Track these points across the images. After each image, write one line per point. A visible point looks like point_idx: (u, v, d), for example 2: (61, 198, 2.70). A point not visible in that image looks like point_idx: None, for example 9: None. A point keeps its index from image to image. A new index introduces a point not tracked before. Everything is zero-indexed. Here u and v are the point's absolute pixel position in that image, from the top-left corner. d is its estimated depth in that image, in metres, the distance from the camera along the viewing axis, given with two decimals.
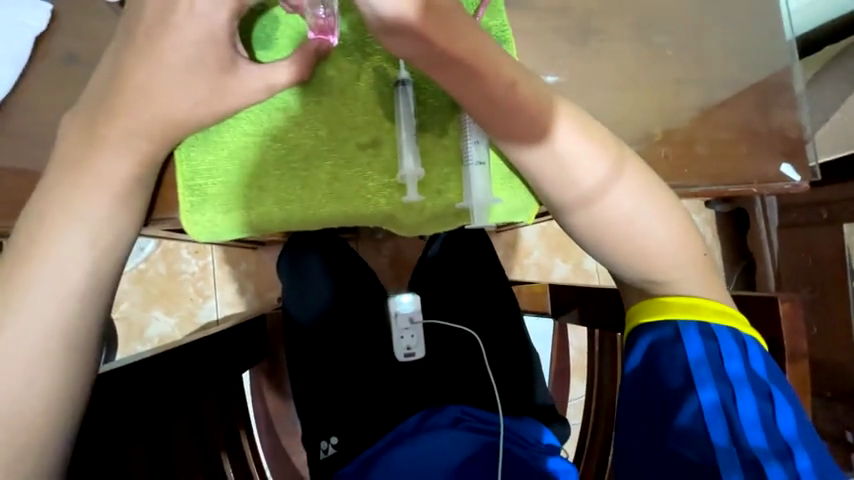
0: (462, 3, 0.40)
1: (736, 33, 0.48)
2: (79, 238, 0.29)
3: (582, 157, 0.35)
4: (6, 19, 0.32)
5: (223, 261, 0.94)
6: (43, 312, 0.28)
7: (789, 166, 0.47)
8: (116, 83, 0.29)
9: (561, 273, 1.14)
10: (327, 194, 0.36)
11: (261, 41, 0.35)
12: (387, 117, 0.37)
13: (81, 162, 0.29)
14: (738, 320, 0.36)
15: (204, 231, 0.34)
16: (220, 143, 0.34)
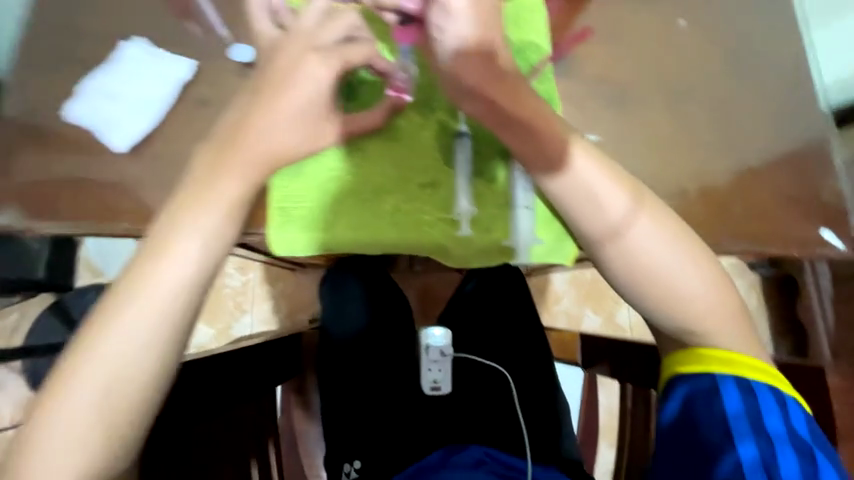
0: (519, 65, 0.46)
1: (772, 105, 0.51)
2: (191, 244, 0.35)
3: (606, 191, 0.38)
4: (161, 71, 0.41)
5: (263, 279, 1.08)
6: (153, 302, 0.33)
7: (829, 232, 0.48)
8: (242, 123, 0.37)
9: (590, 324, 1.13)
10: (390, 223, 0.42)
11: (348, 95, 0.42)
12: (448, 163, 0.43)
13: (201, 182, 0.35)
14: (779, 379, 0.37)
15: (287, 247, 0.41)
16: (306, 175, 0.41)
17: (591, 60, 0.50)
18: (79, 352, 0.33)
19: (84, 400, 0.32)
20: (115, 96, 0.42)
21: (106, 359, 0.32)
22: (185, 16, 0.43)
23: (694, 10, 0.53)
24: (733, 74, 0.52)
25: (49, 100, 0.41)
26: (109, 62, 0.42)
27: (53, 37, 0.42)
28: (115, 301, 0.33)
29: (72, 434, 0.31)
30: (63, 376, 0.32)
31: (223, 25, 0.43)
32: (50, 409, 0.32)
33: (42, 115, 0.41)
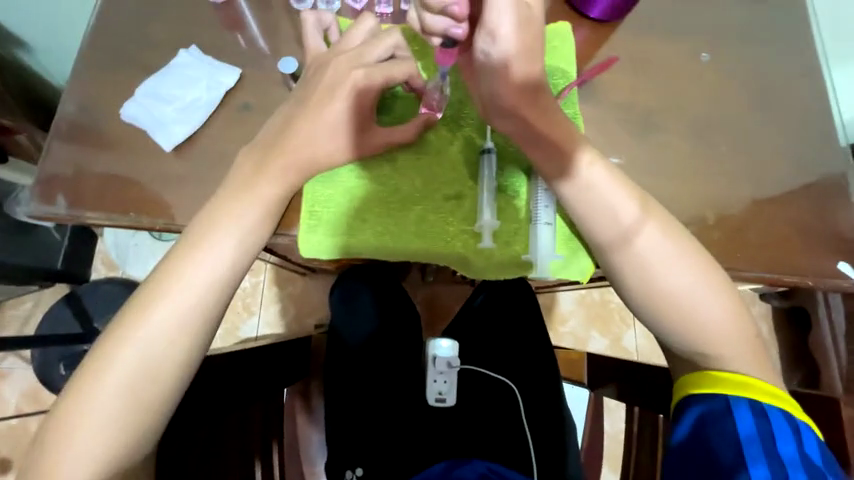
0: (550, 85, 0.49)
1: (790, 136, 0.52)
2: (228, 241, 0.38)
3: (623, 212, 0.40)
4: (208, 76, 0.44)
5: (272, 283, 1.09)
6: (192, 287, 0.37)
7: (846, 265, 0.49)
8: (284, 129, 0.40)
9: (596, 346, 1.12)
10: (415, 232, 0.43)
11: (385, 109, 0.45)
12: (472, 177, 0.44)
13: (245, 184, 0.39)
14: (789, 403, 0.37)
15: (315, 249, 0.43)
16: (338, 182, 0.43)
17: (614, 87, 0.51)
18: (118, 334, 0.36)
19: (120, 379, 0.35)
20: (164, 99, 0.44)
21: (145, 341, 0.36)
22: (236, 30, 0.47)
23: (716, 43, 0.54)
24: (754, 106, 0.53)
25: (106, 100, 0.44)
26: (164, 69, 0.45)
27: (114, 43, 0.46)
28: (156, 289, 0.37)
29: (110, 406, 0.34)
30: (103, 355, 0.35)
31: (271, 40, 0.47)
32: (92, 382, 0.35)
33: (100, 113, 0.44)
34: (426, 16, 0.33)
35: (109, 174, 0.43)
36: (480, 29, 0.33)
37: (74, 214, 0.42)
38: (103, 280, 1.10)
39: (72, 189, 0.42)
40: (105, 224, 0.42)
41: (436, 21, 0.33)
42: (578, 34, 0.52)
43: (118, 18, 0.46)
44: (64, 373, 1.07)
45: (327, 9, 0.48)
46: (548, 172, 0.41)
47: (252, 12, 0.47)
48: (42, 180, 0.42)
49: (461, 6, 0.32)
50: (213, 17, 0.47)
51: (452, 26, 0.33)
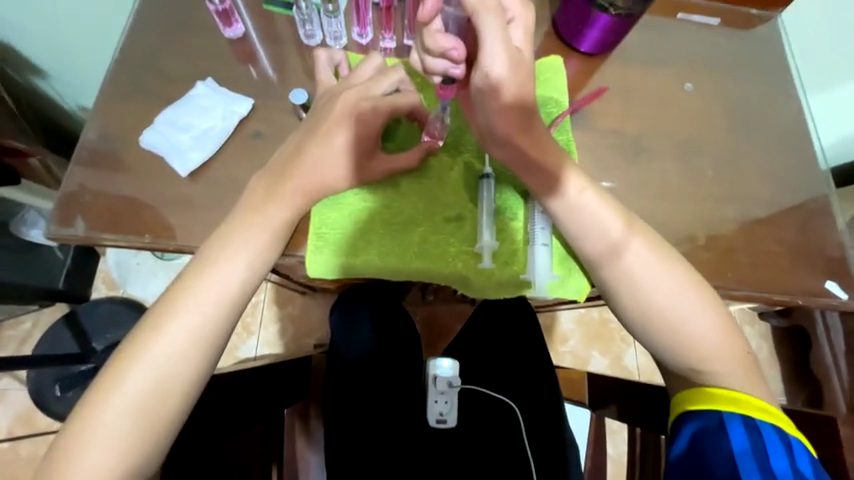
0: (542, 115, 0.52)
1: (773, 161, 0.55)
2: (240, 262, 0.41)
3: (615, 235, 0.43)
4: (223, 106, 0.47)
5: (273, 302, 1.10)
6: (204, 308, 0.39)
7: (833, 283, 0.51)
8: (293, 156, 0.42)
9: (598, 366, 1.12)
10: (418, 252, 0.45)
11: (388, 137, 0.47)
12: (472, 199, 0.47)
13: (257, 208, 0.41)
14: (782, 419, 0.38)
15: (321, 269, 0.44)
16: (344, 205, 0.45)
17: (605, 114, 0.54)
18: (130, 354, 0.37)
19: (130, 397, 0.36)
20: (181, 127, 0.46)
21: (155, 359, 0.37)
22: (249, 62, 0.50)
23: (700, 74, 0.58)
24: (737, 133, 0.56)
25: (125, 128, 0.47)
26: (181, 99, 0.48)
27: (134, 75, 0.49)
28: (170, 307, 0.39)
29: (119, 425, 0.35)
30: (117, 372, 0.37)
31: (282, 72, 0.50)
32: (102, 401, 0.36)
33: (118, 140, 0.46)
34: (427, 60, 0.34)
35: (125, 197, 0.45)
36: (476, 70, 0.34)
37: (91, 235, 0.44)
38: (103, 300, 1.10)
39: (90, 211, 0.44)
40: (119, 244, 0.44)
41: (436, 62, 0.35)
42: (570, 66, 0.56)
43: (138, 52, 0.49)
44: (59, 394, 1.05)
45: (335, 44, 0.52)
46: (543, 197, 0.44)
47: (265, 47, 0.51)
48: (61, 203, 0.44)
49: (459, 50, 0.33)
50: (228, 50, 0.51)
51: (451, 67, 0.34)
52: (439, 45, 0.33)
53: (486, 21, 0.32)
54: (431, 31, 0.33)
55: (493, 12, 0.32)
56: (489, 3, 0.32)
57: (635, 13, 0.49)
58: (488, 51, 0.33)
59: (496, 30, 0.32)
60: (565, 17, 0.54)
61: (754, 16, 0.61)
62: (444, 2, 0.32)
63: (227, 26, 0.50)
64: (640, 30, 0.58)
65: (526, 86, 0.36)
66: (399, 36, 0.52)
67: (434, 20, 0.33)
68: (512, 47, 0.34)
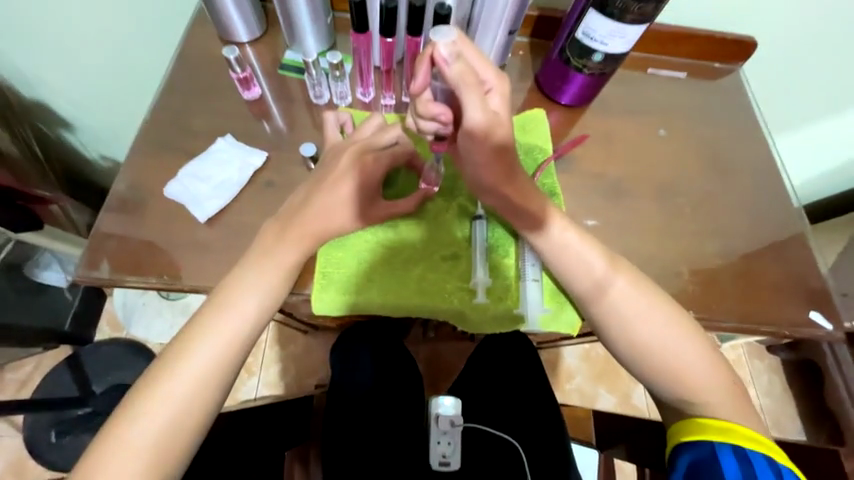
0: (524, 169, 0.57)
1: (748, 199, 0.59)
2: (250, 301, 0.45)
3: (598, 274, 0.46)
4: (239, 159, 0.53)
5: (275, 341, 1.11)
6: (217, 343, 0.44)
7: (817, 314, 0.53)
8: (302, 203, 0.47)
9: (606, 404, 1.10)
10: (416, 289, 0.48)
11: (388, 184, 0.52)
12: (466, 238, 0.50)
13: (269, 251, 0.45)
14: (774, 450, 0.40)
15: (325, 307, 0.47)
16: (349, 246, 0.49)
17: (587, 159, 0.59)
18: (151, 386, 0.42)
19: (153, 425, 0.41)
20: (201, 178, 0.51)
21: (173, 390, 0.42)
22: (263, 119, 0.56)
23: (673, 121, 0.63)
24: (711, 173, 0.60)
25: (151, 179, 0.52)
26: (203, 153, 0.53)
27: (161, 133, 0.55)
28: (187, 345, 0.43)
29: (141, 450, 0.40)
30: (137, 406, 0.41)
31: (293, 128, 0.56)
32: (126, 428, 0.40)
33: (143, 191, 0.51)
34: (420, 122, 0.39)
35: (147, 243, 0.49)
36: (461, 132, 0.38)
37: (114, 278, 0.48)
38: (106, 341, 1.11)
39: (115, 256, 0.48)
40: (139, 286, 0.48)
41: (427, 124, 0.39)
42: (553, 117, 0.62)
43: (165, 113, 0.56)
44: (54, 441, 1.04)
45: (341, 102, 0.58)
46: (530, 237, 0.47)
47: (279, 106, 0.57)
48: (89, 249, 0.49)
49: (446, 115, 0.38)
50: (245, 110, 0.57)
51: (440, 128, 0.39)
52: (429, 113, 0.37)
53: (467, 95, 0.36)
54: (422, 102, 0.37)
55: (473, 87, 0.36)
56: (469, 80, 0.35)
57: (607, 72, 0.56)
58: (470, 117, 0.37)
59: (476, 102, 0.36)
60: (546, 76, 0.60)
61: (718, 68, 0.66)
62: (431, 78, 0.36)
63: (246, 90, 0.56)
64: (615, 84, 0.64)
65: (506, 143, 0.41)
66: (398, 94, 0.58)
67: (424, 91, 0.37)
68: (491, 113, 0.38)
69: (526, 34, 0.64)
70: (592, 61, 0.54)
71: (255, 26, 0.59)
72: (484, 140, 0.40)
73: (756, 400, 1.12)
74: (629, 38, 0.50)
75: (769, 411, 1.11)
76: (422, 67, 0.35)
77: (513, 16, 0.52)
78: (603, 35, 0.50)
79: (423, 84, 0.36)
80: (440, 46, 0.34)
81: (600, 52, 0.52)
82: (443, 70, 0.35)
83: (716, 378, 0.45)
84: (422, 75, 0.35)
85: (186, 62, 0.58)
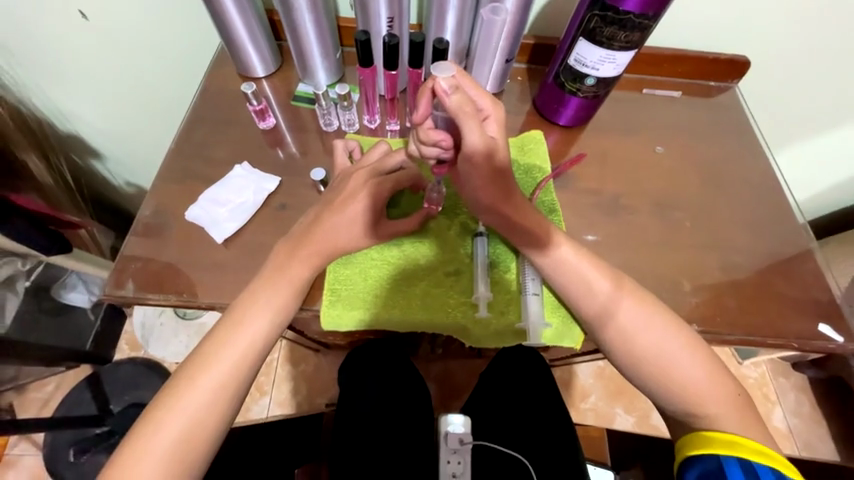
0: (522, 188, 0.59)
1: (750, 213, 0.60)
2: (265, 317, 0.47)
3: (597, 289, 0.48)
4: (254, 184, 0.56)
5: (286, 360, 1.12)
6: (231, 357, 0.46)
7: (827, 327, 0.52)
8: (312, 224, 0.50)
9: (623, 424, 1.07)
10: (421, 304, 0.51)
11: (393, 204, 0.55)
12: (468, 255, 0.53)
13: (281, 269, 0.48)
14: (784, 465, 0.39)
15: (334, 321, 0.50)
16: (357, 264, 0.52)
17: (586, 177, 0.61)
18: (169, 400, 0.44)
19: (170, 437, 0.42)
20: (219, 202, 0.55)
21: (189, 403, 0.44)
22: (277, 147, 0.60)
23: (670, 139, 0.65)
24: (710, 189, 0.61)
25: (173, 205, 0.56)
26: (222, 179, 0.57)
27: (184, 161, 0.59)
28: (204, 358, 0.46)
29: (158, 462, 0.42)
30: (155, 418, 0.43)
31: (305, 154, 0.60)
32: (145, 440, 0.42)
33: (168, 215, 0.55)
34: (423, 148, 0.43)
35: (168, 263, 0.52)
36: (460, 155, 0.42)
37: (138, 296, 0.51)
38: (126, 361, 1.15)
39: (138, 276, 0.52)
40: (160, 303, 0.51)
41: (430, 149, 0.43)
42: (551, 137, 0.64)
43: (189, 143, 0.60)
44: (72, 460, 1.06)
45: (349, 129, 0.62)
46: (530, 253, 0.49)
47: (292, 135, 0.62)
48: (116, 270, 0.52)
49: (447, 140, 0.42)
50: (261, 139, 0.61)
51: (442, 152, 0.43)
52: (430, 139, 0.41)
53: (465, 122, 0.39)
54: (424, 130, 0.41)
55: (470, 115, 0.39)
56: (467, 109, 0.38)
57: (600, 95, 0.58)
58: (469, 140, 0.40)
59: (473, 129, 0.39)
60: (543, 99, 0.63)
61: (714, 86, 0.68)
62: (432, 108, 0.40)
63: (262, 120, 0.61)
64: (611, 105, 0.67)
65: (502, 165, 0.44)
66: (402, 121, 0.63)
67: (425, 119, 0.40)
68: (487, 138, 0.41)
69: (523, 61, 0.67)
70: (586, 85, 0.57)
71: (271, 63, 0.64)
72: (483, 164, 0.42)
73: (783, 421, 1.07)
74: (618, 62, 0.52)
75: (798, 432, 1.06)
76: (424, 98, 0.39)
77: (508, 45, 0.56)
78: (594, 61, 0.52)
79: (425, 113, 0.39)
80: (441, 79, 0.37)
81: (592, 77, 0.55)
82: (443, 100, 0.38)
83: (718, 392, 0.46)
84: (423, 105, 0.39)
85: (208, 97, 0.64)
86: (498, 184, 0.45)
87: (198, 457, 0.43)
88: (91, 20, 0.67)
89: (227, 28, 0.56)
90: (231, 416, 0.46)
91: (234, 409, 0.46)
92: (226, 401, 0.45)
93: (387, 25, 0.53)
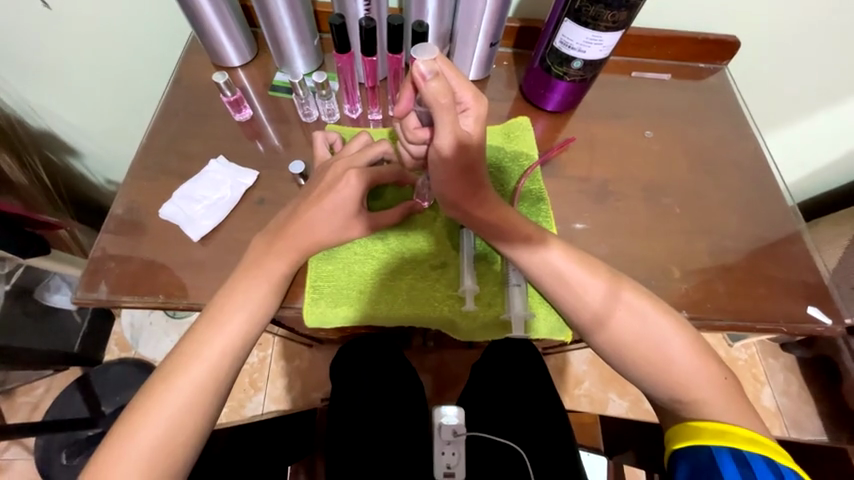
0: (502, 196, 0.56)
1: (739, 195, 0.59)
2: (243, 314, 0.46)
3: (579, 278, 0.47)
4: (232, 178, 0.54)
5: (280, 356, 1.12)
6: (208, 358, 0.45)
7: (815, 309, 0.52)
8: (289, 218, 0.48)
9: (616, 409, 1.08)
10: (406, 299, 0.50)
11: (374, 195, 0.54)
12: (454, 247, 0.52)
13: (258, 264, 0.47)
14: (771, 450, 0.40)
15: (317, 319, 0.49)
16: (339, 258, 0.51)
17: (574, 163, 0.60)
18: (144, 404, 0.42)
19: (144, 444, 0.41)
20: (194, 199, 0.53)
21: (165, 408, 0.42)
22: (257, 139, 0.58)
23: (659, 123, 0.64)
24: (700, 173, 0.60)
25: (148, 201, 0.54)
26: (196, 175, 0.55)
27: (158, 157, 0.57)
28: (180, 360, 0.44)
29: (133, 471, 0.40)
30: (131, 424, 0.42)
31: (286, 146, 0.58)
32: (118, 449, 0.41)
33: (142, 213, 0.53)
34: (411, 144, 0.43)
35: (144, 262, 0.51)
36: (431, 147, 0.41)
37: (112, 299, 0.49)
38: (115, 362, 1.13)
39: (112, 278, 0.50)
40: (136, 305, 0.49)
41: (415, 146, 0.44)
42: (539, 124, 0.63)
43: (161, 138, 0.58)
44: (65, 463, 1.05)
45: (329, 119, 0.60)
46: (515, 245, 0.48)
47: (272, 126, 0.59)
48: (88, 271, 0.50)
49: (427, 134, 0.42)
50: (238, 131, 0.59)
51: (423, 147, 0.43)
52: (416, 138, 0.42)
53: (439, 115, 0.37)
54: (410, 128, 0.41)
55: (447, 107, 0.37)
56: (444, 101, 0.36)
57: (587, 78, 0.57)
58: (441, 134, 0.38)
59: (447, 122, 0.37)
60: (529, 83, 0.62)
61: (703, 68, 0.67)
62: (415, 103, 0.39)
63: (237, 112, 0.58)
64: (599, 89, 0.65)
65: (474, 161, 0.42)
66: (385, 109, 0.61)
67: (409, 115, 0.41)
68: (462, 133, 0.39)
69: (509, 45, 0.65)
70: (572, 68, 0.55)
71: (246, 52, 0.61)
72: (456, 159, 0.41)
73: (772, 400, 1.09)
74: (605, 44, 0.50)
75: (786, 411, 1.08)
76: (407, 92, 0.38)
77: (492, 28, 0.54)
78: (581, 42, 0.51)
79: (406, 108, 0.40)
80: (419, 63, 0.35)
81: (579, 60, 0.53)
82: (420, 87, 0.36)
83: (706, 378, 0.45)
84: (405, 99, 0.39)
85: (181, 88, 0.61)
86: (467, 181, 0.43)
87: (177, 462, 0.42)
88: (53, 10, 0.63)
89: (196, 16, 0.54)
90: (209, 420, 0.44)
91: (212, 413, 0.45)
92: (204, 405, 0.44)
93: (364, 8, 0.51)
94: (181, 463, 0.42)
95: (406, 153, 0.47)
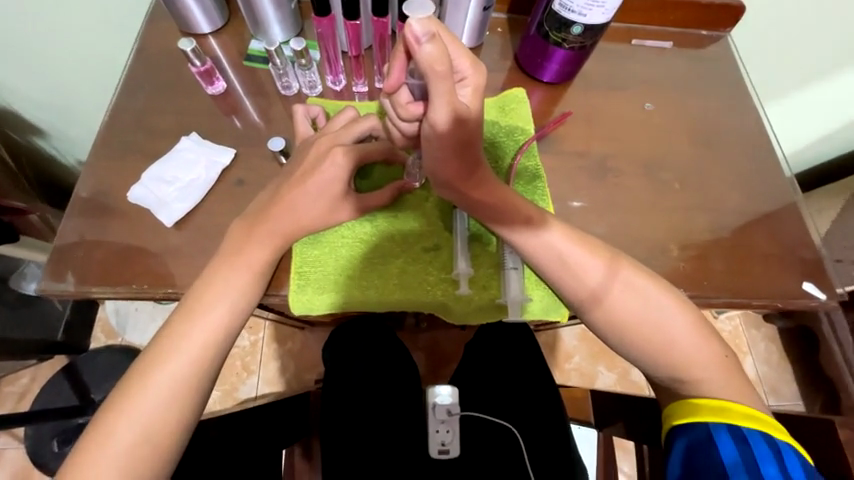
0: (496, 173, 0.54)
1: (738, 169, 0.57)
2: (225, 304, 0.43)
3: (577, 257, 0.45)
4: (206, 157, 0.50)
5: (272, 339, 1.10)
6: (188, 351, 0.42)
7: (811, 285, 0.52)
8: (271, 202, 0.45)
9: (605, 382, 1.10)
10: (397, 283, 0.48)
11: (362, 175, 0.51)
12: (447, 228, 0.50)
13: (237, 251, 0.44)
14: (769, 426, 0.41)
15: (302, 306, 0.46)
16: (326, 242, 0.48)
17: (571, 137, 0.57)
18: (123, 400, 0.40)
19: (124, 441, 0.39)
20: (167, 180, 0.49)
21: (144, 404, 0.40)
22: (233, 114, 0.54)
23: (660, 93, 0.61)
24: (700, 146, 0.58)
25: (116, 184, 0.50)
26: (167, 154, 0.51)
27: (124, 135, 0.52)
28: (159, 353, 0.42)
29: (113, 470, 0.38)
30: (109, 421, 0.40)
31: (265, 121, 0.54)
32: (97, 447, 0.39)
33: (111, 196, 0.49)
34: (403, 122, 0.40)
35: (116, 249, 0.47)
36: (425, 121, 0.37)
37: (81, 290, 0.46)
38: (102, 349, 1.10)
39: (80, 267, 0.46)
40: (110, 296, 0.46)
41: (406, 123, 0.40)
42: (535, 96, 0.59)
43: (127, 113, 0.53)
44: (56, 450, 1.03)
45: (311, 92, 0.55)
46: (509, 226, 0.45)
47: (249, 100, 0.55)
48: (54, 261, 0.47)
49: (420, 107, 0.38)
50: (211, 106, 0.54)
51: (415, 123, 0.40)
52: (409, 115, 0.38)
53: (435, 86, 0.33)
54: (401, 104, 0.38)
55: (443, 75, 0.32)
56: (440, 69, 0.32)
57: (587, 46, 0.53)
58: (436, 106, 0.34)
59: (443, 93, 0.33)
60: (525, 52, 0.58)
61: (706, 35, 0.63)
62: (407, 74, 0.36)
63: (209, 84, 0.54)
64: (598, 58, 0.62)
65: (472, 138, 0.39)
66: (371, 81, 0.56)
67: (400, 89, 0.37)
68: (460, 106, 0.35)
69: (503, 10, 0.61)
70: (571, 34, 0.51)
71: (216, 17, 0.56)
72: (452, 135, 0.37)
73: (753, 369, 1.12)
74: (608, 6, 0.46)
75: (765, 379, 1.12)
76: (398, 62, 0.34)
77: None
78: (581, 5, 0.47)
79: (398, 81, 0.36)
80: (412, 23, 0.31)
81: (578, 25, 0.49)
82: (415, 52, 0.32)
83: (704, 357, 0.45)
84: (396, 71, 0.35)
85: (146, 58, 0.56)
86: (463, 158, 0.40)
87: (162, 458, 0.40)
88: None
89: None
90: (194, 414, 0.42)
91: (197, 406, 0.43)
92: (187, 399, 0.42)
93: None
94: (166, 459, 0.40)
95: (396, 130, 0.43)
